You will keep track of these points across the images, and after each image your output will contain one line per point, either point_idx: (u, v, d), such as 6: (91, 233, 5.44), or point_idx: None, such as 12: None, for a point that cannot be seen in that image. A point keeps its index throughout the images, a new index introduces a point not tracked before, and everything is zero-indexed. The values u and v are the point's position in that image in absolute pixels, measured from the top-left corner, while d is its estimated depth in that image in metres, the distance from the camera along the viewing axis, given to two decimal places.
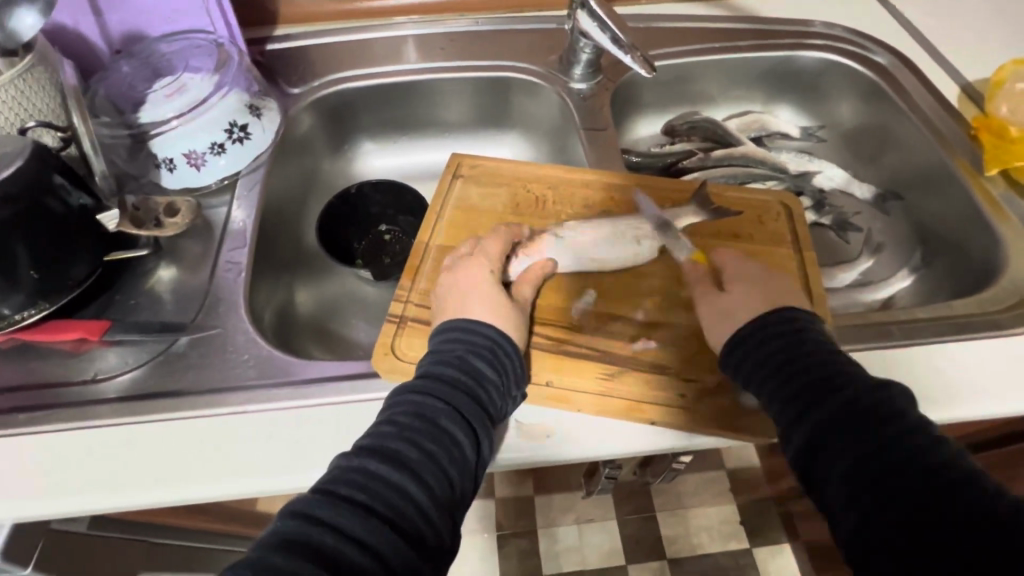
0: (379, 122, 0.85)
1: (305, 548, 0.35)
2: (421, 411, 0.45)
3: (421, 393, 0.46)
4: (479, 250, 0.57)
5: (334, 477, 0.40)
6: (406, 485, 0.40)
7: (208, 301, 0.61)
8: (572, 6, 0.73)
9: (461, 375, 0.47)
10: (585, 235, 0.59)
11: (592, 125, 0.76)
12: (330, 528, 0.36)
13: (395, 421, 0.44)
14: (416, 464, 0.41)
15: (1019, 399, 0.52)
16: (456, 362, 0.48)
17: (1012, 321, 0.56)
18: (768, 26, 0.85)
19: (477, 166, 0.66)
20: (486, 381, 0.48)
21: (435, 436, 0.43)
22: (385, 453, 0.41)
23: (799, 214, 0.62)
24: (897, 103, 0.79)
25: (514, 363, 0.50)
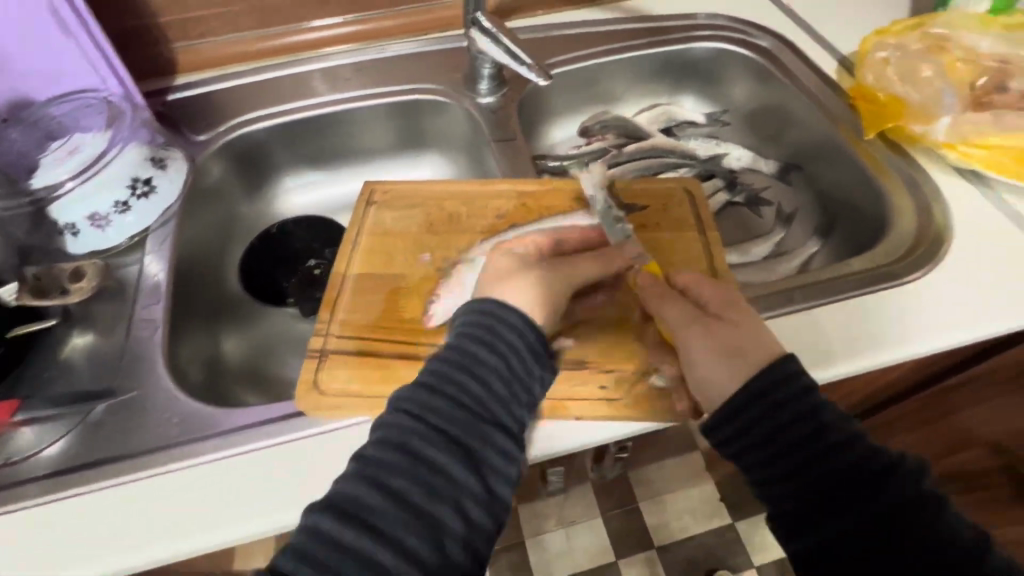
0: (296, 158, 0.85)
1: None
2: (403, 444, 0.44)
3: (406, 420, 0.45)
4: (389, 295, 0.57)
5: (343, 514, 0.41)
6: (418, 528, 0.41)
7: (126, 362, 0.59)
8: (465, 25, 0.75)
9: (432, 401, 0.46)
10: (495, 246, 0.61)
11: (502, 136, 0.79)
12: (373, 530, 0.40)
13: (401, 451, 0.43)
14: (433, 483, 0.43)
15: (914, 343, 0.55)
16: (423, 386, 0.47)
17: (905, 270, 0.60)
18: (658, 23, 0.90)
19: (389, 192, 0.68)
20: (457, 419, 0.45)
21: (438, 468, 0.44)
22: (382, 491, 0.42)
23: (701, 198, 0.65)
24: (785, 82, 0.84)
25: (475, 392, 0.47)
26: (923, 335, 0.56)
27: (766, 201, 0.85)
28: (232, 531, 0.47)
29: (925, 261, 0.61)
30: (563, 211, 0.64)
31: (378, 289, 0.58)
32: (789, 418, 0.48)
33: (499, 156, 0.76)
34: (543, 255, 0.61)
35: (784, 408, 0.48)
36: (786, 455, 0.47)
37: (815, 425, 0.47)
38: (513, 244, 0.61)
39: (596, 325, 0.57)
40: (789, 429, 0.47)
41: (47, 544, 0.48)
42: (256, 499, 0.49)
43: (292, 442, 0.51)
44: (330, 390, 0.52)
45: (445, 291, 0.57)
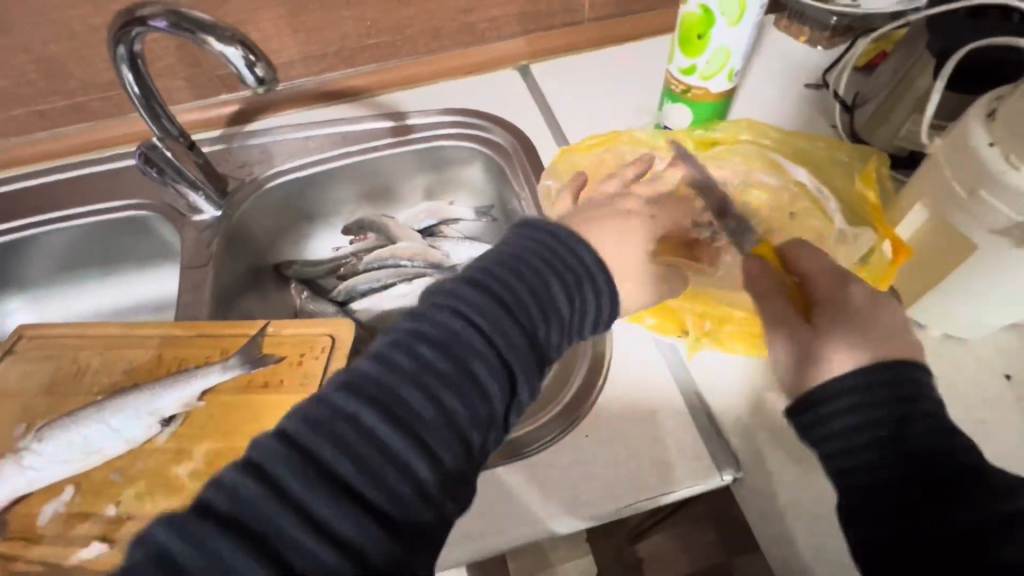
0: (19, 278, 0.82)
1: None
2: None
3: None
4: None
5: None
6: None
7: None
8: (140, 146, 0.73)
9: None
10: (71, 417, 0.53)
11: (195, 261, 0.73)
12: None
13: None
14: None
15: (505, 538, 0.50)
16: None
17: (531, 438, 0.54)
18: (405, 120, 0.85)
19: (36, 337, 0.63)
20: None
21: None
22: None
23: (341, 348, 0.60)
24: (518, 187, 0.79)
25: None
26: (519, 528, 0.51)
27: None
28: None
29: (560, 423, 0.55)
30: (191, 367, 0.59)
31: None
32: (913, 411, 0.41)
33: (183, 285, 0.72)
34: (127, 431, 0.53)
35: (900, 390, 0.42)
36: (873, 444, 0.41)
37: (893, 411, 0.41)
38: (91, 414, 0.53)
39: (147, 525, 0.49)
40: (884, 404, 0.41)
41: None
42: None
43: None
44: None
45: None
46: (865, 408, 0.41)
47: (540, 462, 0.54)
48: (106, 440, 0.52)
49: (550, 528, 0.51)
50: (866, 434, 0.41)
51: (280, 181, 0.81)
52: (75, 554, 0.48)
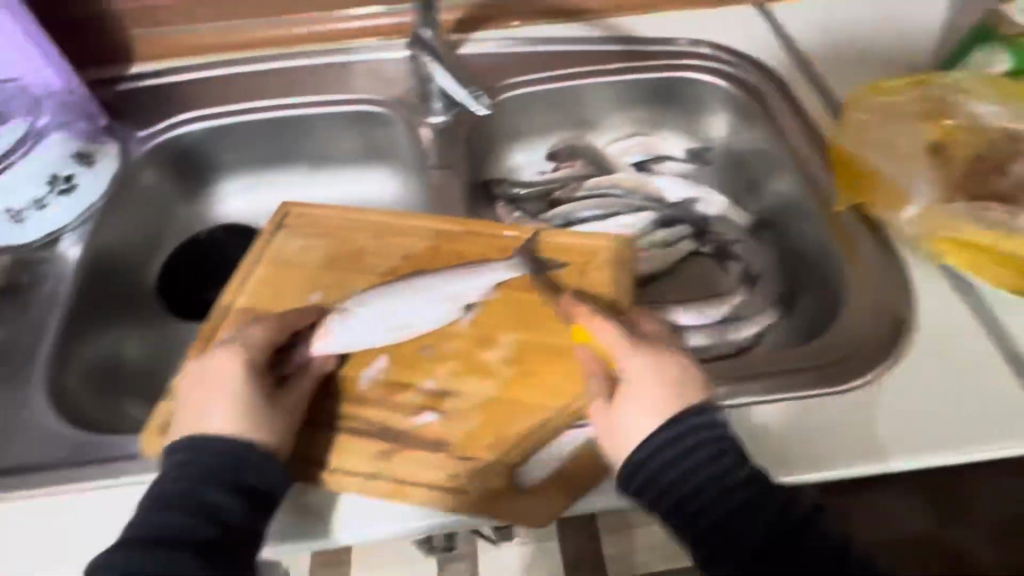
0: (240, 161, 0.82)
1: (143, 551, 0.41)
2: (210, 452, 0.44)
3: (160, 490, 0.44)
4: (236, 339, 0.49)
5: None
6: (234, 518, 0.43)
7: (4, 369, 0.58)
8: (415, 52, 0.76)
9: (225, 475, 0.44)
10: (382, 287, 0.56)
11: (441, 161, 0.73)
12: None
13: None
14: (227, 538, 0.42)
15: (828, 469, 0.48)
16: (209, 457, 0.44)
17: (839, 374, 0.52)
18: (640, 46, 0.81)
19: (304, 215, 0.64)
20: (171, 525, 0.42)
21: (233, 537, 0.43)
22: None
23: (625, 260, 0.58)
24: (769, 126, 0.74)
25: (257, 476, 0.44)
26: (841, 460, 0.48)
27: (735, 256, 0.77)
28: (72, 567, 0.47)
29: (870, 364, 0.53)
30: (472, 260, 0.59)
31: None
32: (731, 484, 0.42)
33: (433, 184, 0.72)
34: (433, 310, 0.54)
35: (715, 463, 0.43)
36: None
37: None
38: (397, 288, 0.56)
39: (466, 403, 0.49)
40: None
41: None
42: (99, 542, 0.48)
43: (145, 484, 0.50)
44: None
45: (312, 344, 0.52)
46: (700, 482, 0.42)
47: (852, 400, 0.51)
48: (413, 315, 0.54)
49: (878, 467, 0.48)
50: (711, 512, 0.42)
51: (516, 93, 0.80)
52: (404, 420, 0.48)
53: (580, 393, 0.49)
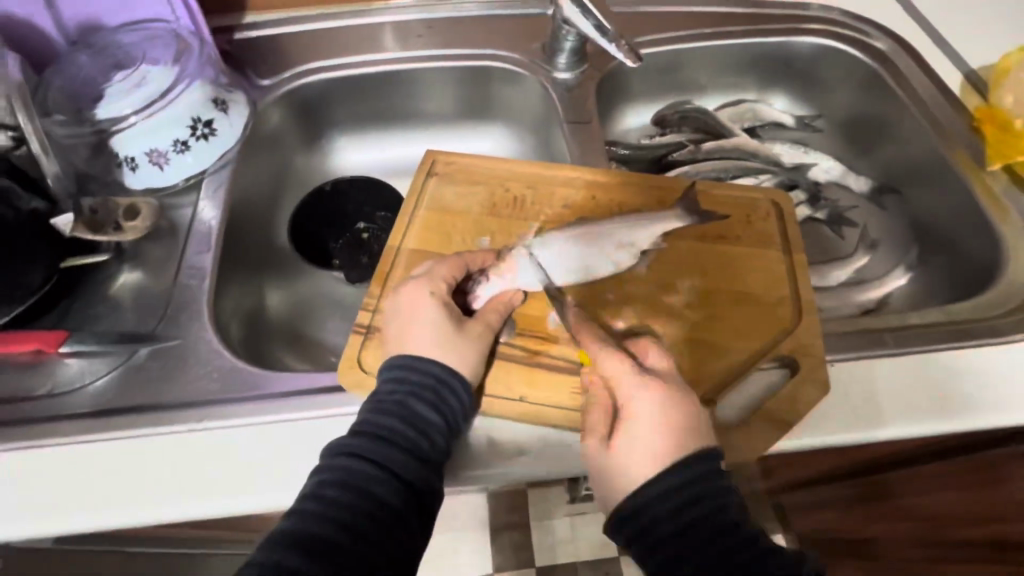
0: (357, 115, 0.82)
1: (351, 477, 0.41)
2: (420, 374, 0.46)
3: (379, 396, 0.46)
4: (428, 273, 0.51)
5: (290, 541, 0.39)
6: (441, 440, 0.45)
7: (172, 309, 0.58)
8: None
9: (434, 394, 0.45)
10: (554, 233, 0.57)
11: (576, 118, 0.74)
12: (375, 502, 0.41)
13: (322, 495, 0.41)
14: (434, 454, 0.44)
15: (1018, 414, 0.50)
16: (424, 374, 0.46)
17: (1013, 326, 0.54)
18: (762, 10, 0.82)
19: (453, 163, 0.63)
20: (396, 430, 0.44)
21: (439, 457, 0.45)
22: (326, 530, 0.39)
23: (788, 212, 0.59)
24: (897, 94, 0.75)
25: (461, 402, 0.47)
26: None
27: (850, 222, 0.78)
28: (271, 498, 0.47)
29: None
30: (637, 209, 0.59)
31: None
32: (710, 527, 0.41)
33: (572, 138, 0.72)
34: (609, 254, 0.55)
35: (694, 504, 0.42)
36: None
37: None
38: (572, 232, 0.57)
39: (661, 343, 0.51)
40: None
41: (96, 494, 0.47)
42: (296, 473, 0.48)
43: (333, 417, 0.50)
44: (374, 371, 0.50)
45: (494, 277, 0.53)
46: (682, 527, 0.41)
47: None
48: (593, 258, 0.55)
49: None
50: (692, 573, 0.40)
51: (650, 51, 0.79)
52: None
53: (769, 338, 0.51)
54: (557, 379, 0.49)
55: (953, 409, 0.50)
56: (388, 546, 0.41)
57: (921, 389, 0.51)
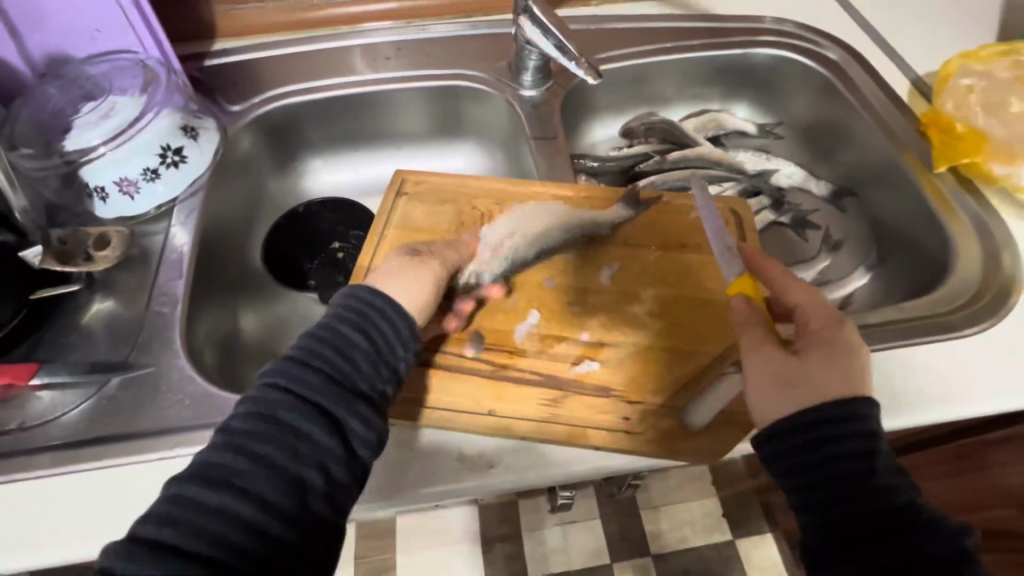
0: (329, 136, 0.83)
1: (280, 395, 0.42)
2: (372, 315, 0.48)
3: (333, 340, 0.46)
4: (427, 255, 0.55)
5: (198, 490, 0.38)
6: (377, 396, 0.46)
7: (144, 336, 0.58)
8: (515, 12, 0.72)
9: (361, 320, 0.48)
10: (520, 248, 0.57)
11: (542, 134, 0.76)
12: (283, 424, 0.41)
13: (255, 424, 0.41)
14: (382, 404, 0.45)
15: (969, 406, 0.52)
16: (378, 332, 0.48)
17: (962, 322, 0.56)
18: (719, 24, 0.85)
19: (421, 183, 0.65)
20: (340, 380, 0.45)
21: (376, 408, 0.45)
22: (251, 461, 0.39)
23: (747, 219, 0.61)
24: (850, 101, 0.78)
25: (396, 360, 0.48)
26: (980, 398, 0.52)
27: (813, 224, 0.81)
28: None
29: (988, 313, 0.57)
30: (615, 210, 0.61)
31: None
32: (838, 485, 0.41)
33: (539, 154, 0.74)
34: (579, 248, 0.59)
35: (821, 448, 0.42)
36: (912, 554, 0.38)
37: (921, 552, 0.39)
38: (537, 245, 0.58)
39: (625, 352, 0.52)
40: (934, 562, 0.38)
41: (68, 525, 0.47)
42: None
43: None
44: None
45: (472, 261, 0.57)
46: (810, 470, 0.42)
47: (979, 345, 0.55)
48: (559, 269, 0.57)
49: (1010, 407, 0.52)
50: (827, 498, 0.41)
51: (610, 67, 0.82)
52: (567, 369, 0.51)
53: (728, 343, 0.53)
54: (524, 393, 0.50)
55: (907, 405, 0.51)
56: (313, 494, 0.40)
57: (877, 387, 0.52)
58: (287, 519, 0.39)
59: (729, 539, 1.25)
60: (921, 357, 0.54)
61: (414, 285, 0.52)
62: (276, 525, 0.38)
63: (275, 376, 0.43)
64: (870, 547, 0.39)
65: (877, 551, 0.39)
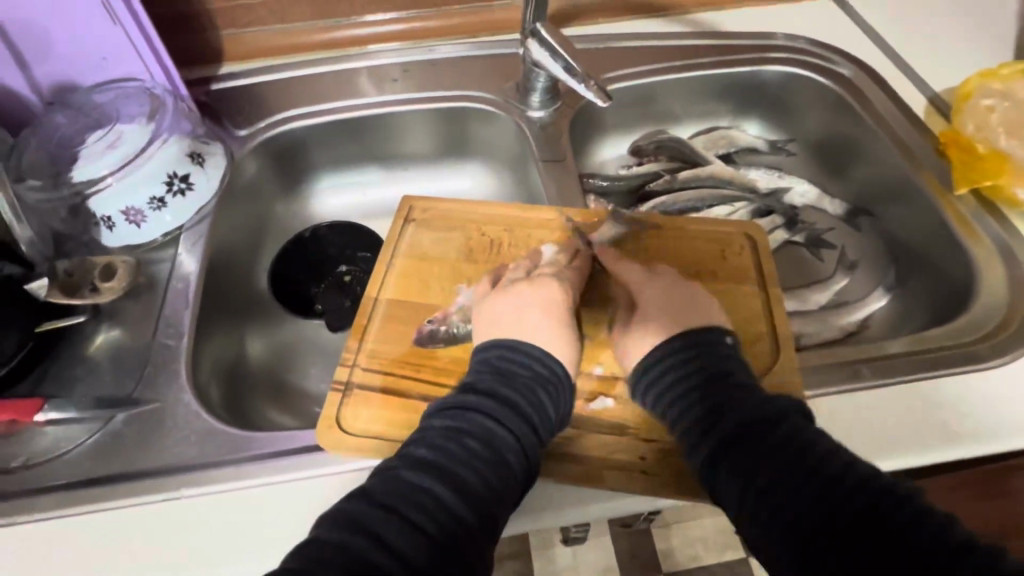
0: (336, 159, 0.83)
1: (440, 431, 0.43)
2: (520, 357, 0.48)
3: (494, 367, 0.48)
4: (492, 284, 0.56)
5: (353, 522, 0.38)
6: (556, 430, 0.47)
7: (150, 368, 0.57)
8: (522, 36, 0.71)
9: (552, 382, 0.47)
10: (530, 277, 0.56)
11: (551, 156, 0.75)
12: (470, 458, 0.42)
13: (462, 443, 0.42)
14: (530, 448, 0.44)
15: (1000, 442, 0.49)
16: (545, 366, 0.48)
17: (989, 352, 0.54)
18: (729, 41, 0.83)
19: (429, 209, 0.64)
20: (547, 415, 0.46)
21: (546, 443, 0.46)
22: (449, 481, 0.40)
23: (763, 244, 0.59)
24: (864, 118, 0.77)
25: (571, 397, 0.49)
26: (1010, 433, 0.50)
27: (828, 243, 0.79)
28: (251, 566, 0.46)
29: (1015, 342, 0.55)
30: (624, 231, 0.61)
31: (407, 320, 0.55)
32: (710, 404, 0.44)
33: (547, 177, 0.73)
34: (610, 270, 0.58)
35: (694, 391, 0.45)
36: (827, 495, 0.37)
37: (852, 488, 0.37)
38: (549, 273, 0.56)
39: None
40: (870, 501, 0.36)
41: (74, 567, 0.47)
42: (276, 540, 0.47)
43: (308, 478, 0.49)
44: (352, 429, 0.49)
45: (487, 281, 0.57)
46: (684, 402, 0.45)
47: (1007, 377, 0.53)
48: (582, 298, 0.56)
49: None
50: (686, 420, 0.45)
51: (618, 86, 0.81)
52: (581, 404, 0.50)
53: None
54: None
55: (934, 441, 0.50)
56: (490, 521, 0.40)
57: (901, 421, 0.50)
58: (472, 541, 0.39)
59: (742, 559, 1.22)
60: (947, 390, 0.52)
61: (549, 318, 0.51)
62: (454, 545, 0.39)
63: (468, 397, 0.45)
64: (755, 465, 0.40)
65: (757, 462, 0.40)
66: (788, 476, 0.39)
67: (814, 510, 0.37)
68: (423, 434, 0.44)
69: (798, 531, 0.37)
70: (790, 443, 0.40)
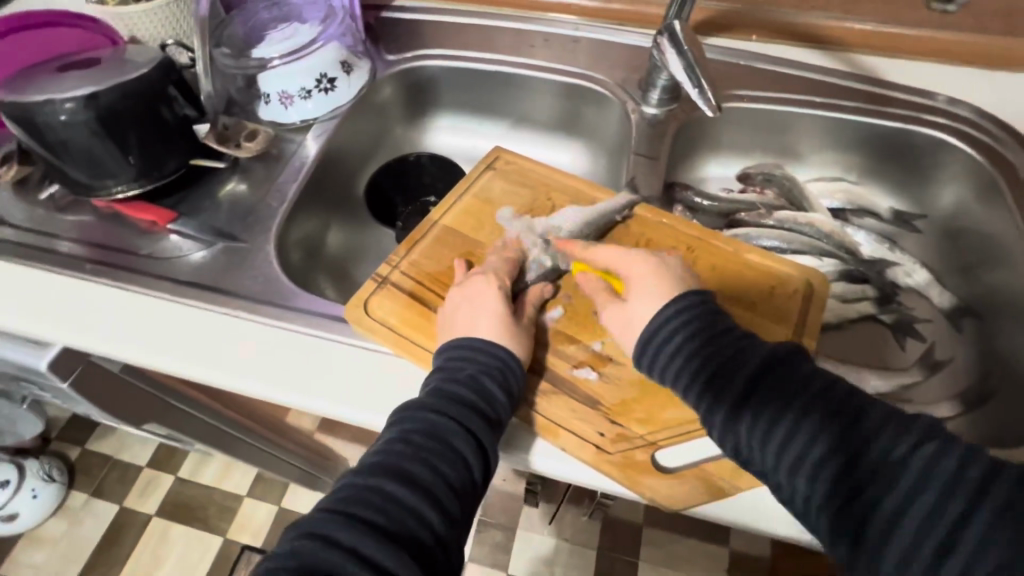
0: (460, 103, 0.91)
1: (397, 438, 0.46)
2: (467, 356, 0.51)
3: (443, 369, 0.51)
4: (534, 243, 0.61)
5: (340, 504, 0.43)
6: (508, 415, 0.49)
7: (252, 219, 0.71)
8: (658, 32, 0.72)
9: (500, 372, 0.50)
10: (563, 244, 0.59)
11: (647, 152, 0.76)
12: (421, 462, 0.45)
13: (408, 443, 0.46)
14: (482, 437, 0.47)
15: None
16: (490, 355, 0.50)
17: None
18: (885, 90, 0.77)
19: (512, 163, 0.69)
20: (494, 400, 0.49)
21: (500, 427, 0.49)
22: (402, 478, 0.44)
23: (820, 297, 0.57)
24: (1012, 213, 0.67)
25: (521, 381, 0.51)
26: None
27: (918, 334, 0.72)
28: (262, 388, 0.56)
29: None
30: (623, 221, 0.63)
31: (452, 246, 0.62)
32: (748, 357, 0.46)
33: (635, 170, 0.74)
34: None
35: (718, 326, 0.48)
36: (852, 454, 0.41)
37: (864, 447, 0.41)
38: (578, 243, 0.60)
39: (625, 373, 0.53)
40: (887, 442, 0.41)
41: (149, 338, 0.60)
42: (286, 377, 0.56)
43: (327, 339, 0.58)
44: (373, 316, 0.57)
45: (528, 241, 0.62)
46: (694, 357, 0.47)
47: None
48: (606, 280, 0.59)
49: None
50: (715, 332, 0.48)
51: (741, 106, 0.78)
52: (567, 368, 0.53)
53: None
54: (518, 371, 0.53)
55: None
56: (454, 513, 0.45)
57: None
58: (436, 533, 0.43)
59: None
60: None
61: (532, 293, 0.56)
62: (417, 543, 0.42)
63: (413, 403, 0.48)
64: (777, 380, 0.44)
65: (782, 406, 0.43)
66: (818, 398, 0.43)
67: (863, 467, 0.40)
68: (382, 441, 0.47)
69: (834, 471, 0.41)
70: (805, 425, 0.42)
